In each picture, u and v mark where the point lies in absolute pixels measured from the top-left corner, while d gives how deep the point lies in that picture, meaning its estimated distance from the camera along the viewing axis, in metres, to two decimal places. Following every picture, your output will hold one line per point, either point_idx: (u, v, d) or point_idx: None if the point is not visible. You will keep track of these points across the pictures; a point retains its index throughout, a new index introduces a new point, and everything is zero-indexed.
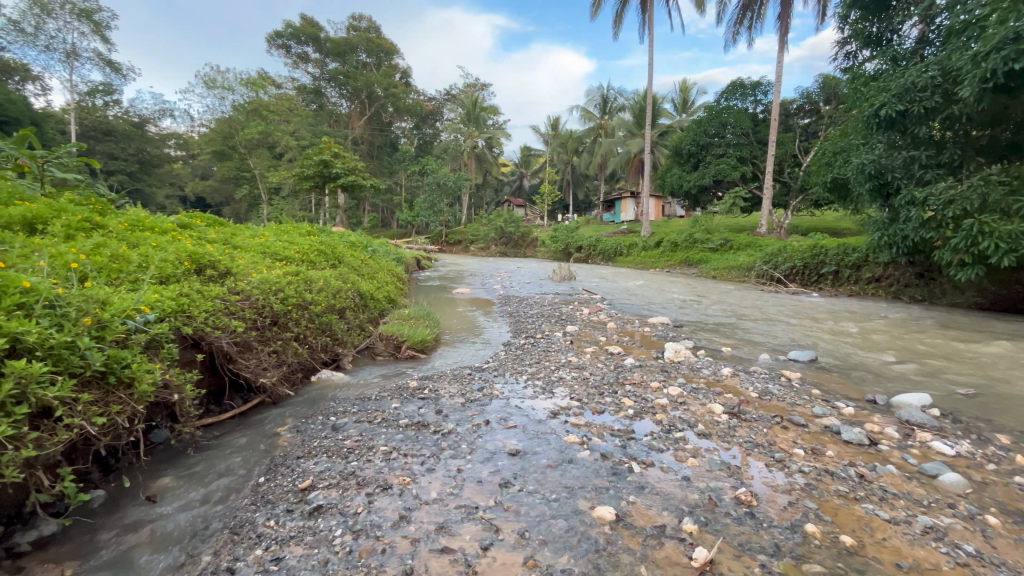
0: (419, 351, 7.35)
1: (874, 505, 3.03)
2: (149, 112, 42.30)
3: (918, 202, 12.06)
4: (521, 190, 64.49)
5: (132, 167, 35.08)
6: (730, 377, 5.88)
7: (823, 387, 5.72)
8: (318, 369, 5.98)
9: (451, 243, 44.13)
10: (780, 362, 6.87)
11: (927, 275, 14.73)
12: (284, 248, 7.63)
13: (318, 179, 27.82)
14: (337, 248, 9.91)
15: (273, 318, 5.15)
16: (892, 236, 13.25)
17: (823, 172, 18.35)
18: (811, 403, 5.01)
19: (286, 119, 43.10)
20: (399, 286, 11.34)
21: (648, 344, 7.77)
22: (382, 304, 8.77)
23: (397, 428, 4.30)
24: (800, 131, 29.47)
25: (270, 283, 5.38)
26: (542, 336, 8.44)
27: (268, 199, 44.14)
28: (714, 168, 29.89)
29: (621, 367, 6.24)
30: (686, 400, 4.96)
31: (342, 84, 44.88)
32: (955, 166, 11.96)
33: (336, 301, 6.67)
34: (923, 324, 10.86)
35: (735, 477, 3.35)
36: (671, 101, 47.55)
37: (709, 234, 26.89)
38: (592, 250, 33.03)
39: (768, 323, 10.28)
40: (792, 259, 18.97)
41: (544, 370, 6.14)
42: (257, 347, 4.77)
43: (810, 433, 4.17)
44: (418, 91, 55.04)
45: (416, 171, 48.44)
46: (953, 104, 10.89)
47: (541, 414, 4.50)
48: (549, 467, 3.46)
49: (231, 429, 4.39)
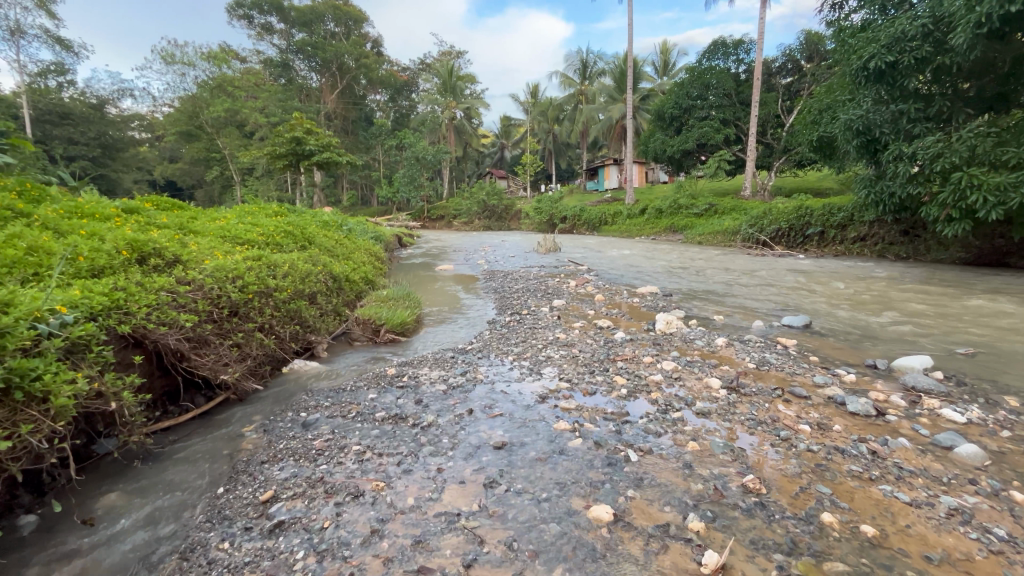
0: (399, 334, 6.96)
1: (891, 487, 2.78)
2: (107, 92, 39.96)
3: (907, 158, 11.81)
4: (502, 161, 63.20)
5: (95, 152, 33.30)
6: (725, 348, 5.62)
7: (821, 354, 5.49)
8: (289, 359, 5.58)
9: (433, 219, 43.27)
10: (773, 328, 6.66)
11: (912, 232, 14.64)
12: (246, 230, 7.09)
13: (291, 157, 26.68)
14: (308, 229, 9.36)
15: (231, 308, 4.71)
16: (879, 193, 13.06)
17: (808, 131, 17.99)
18: (811, 371, 4.79)
19: (253, 95, 41.18)
20: (378, 266, 10.87)
21: (639, 316, 7.49)
22: (358, 286, 8.32)
23: (372, 423, 3.95)
24: (783, 90, 28.90)
25: (226, 269, 4.91)
26: (528, 312, 8.09)
27: (241, 180, 42.55)
28: (697, 132, 29.39)
29: (612, 342, 5.93)
30: (681, 375, 4.70)
31: (310, 56, 42.78)
32: (943, 119, 11.69)
33: (305, 285, 6.22)
34: (911, 282, 10.77)
35: (742, 462, 3.08)
36: (652, 63, 46.38)
37: (694, 199, 26.59)
38: (577, 220, 32.57)
39: (758, 287, 10.07)
40: (778, 221, 18.82)
41: (531, 348, 5.82)
42: (214, 341, 4.35)
43: (814, 406, 3.93)
44: (391, 61, 52.87)
45: (393, 145, 47.39)
46: (944, 54, 10.53)
47: (528, 399, 4.19)
48: (537, 461, 3.16)
49: (190, 433, 4.01)
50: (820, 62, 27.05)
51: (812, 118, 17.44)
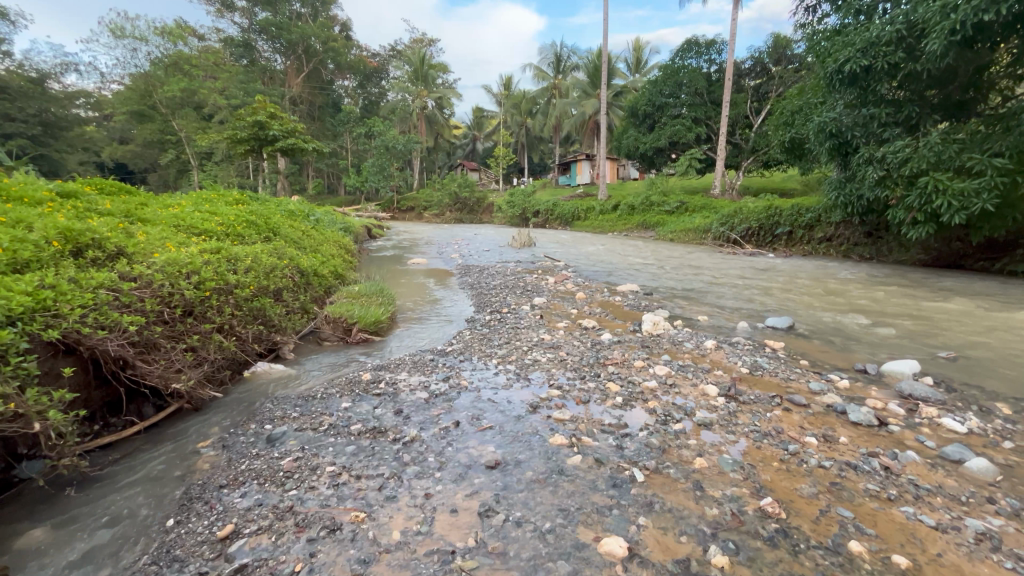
0: (372, 333, 6.54)
1: (913, 508, 2.63)
2: (48, 66, 36.92)
3: (876, 161, 12.07)
4: (474, 153, 62.40)
5: (36, 131, 30.70)
6: (715, 351, 5.48)
7: (810, 358, 5.40)
8: (251, 363, 5.11)
9: (403, 210, 42.31)
10: (758, 330, 6.58)
11: (875, 234, 15.09)
12: (203, 219, 6.47)
13: (253, 142, 25.30)
14: (272, 218, 8.73)
15: (185, 308, 4.20)
16: (848, 195, 13.36)
17: (779, 132, 18.27)
18: (805, 377, 4.67)
19: (212, 75, 38.94)
20: (348, 260, 10.30)
21: (623, 315, 7.29)
22: (328, 281, 7.79)
23: (347, 438, 3.56)
24: (752, 91, 29.36)
25: (179, 263, 4.38)
26: (509, 310, 7.77)
27: (199, 164, 40.33)
28: (670, 130, 29.61)
29: (599, 344, 5.69)
30: (675, 381, 4.50)
31: (273, 37, 40.65)
32: (911, 125, 11.98)
33: (270, 281, 5.69)
34: (877, 282, 11.09)
35: (755, 481, 2.87)
36: (624, 60, 46.45)
37: (666, 197, 26.84)
38: (550, 215, 32.38)
39: (735, 287, 10.09)
40: (749, 220, 19.12)
41: (515, 351, 5.51)
42: (165, 345, 3.84)
43: (814, 416, 3.79)
44: (361, 46, 51.10)
45: (361, 132, 45.97)
46: (915, 60, 10.75)
47: (518, 409, 3.89)
48: (536, 483, 2.86)
49: (137, 450, 3.54)
50: (787, 65, 27.59)
51: (783, 119, 17.67)
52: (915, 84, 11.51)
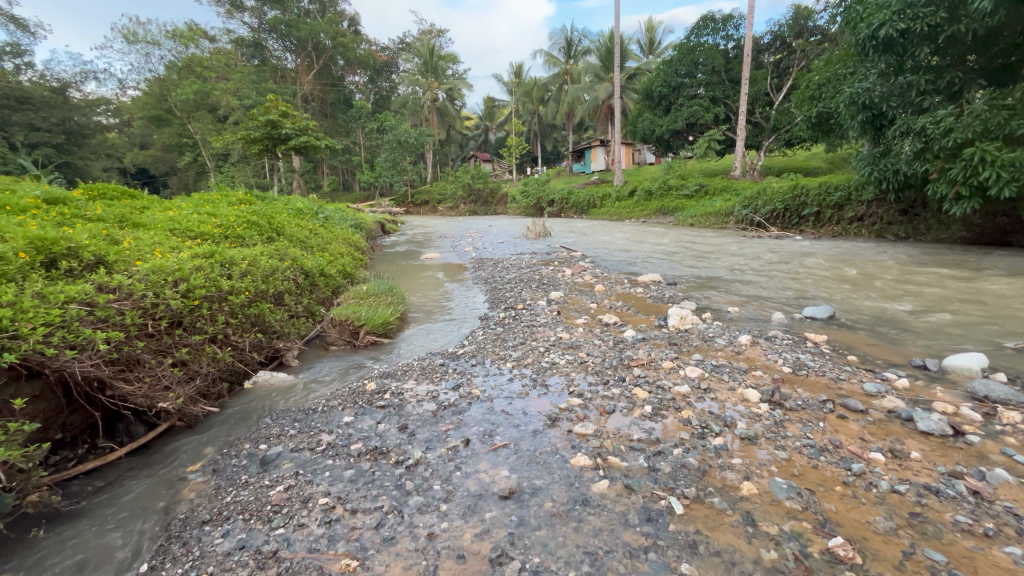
0: (380, 336, 6.22)
1: (1021, 549, 2.14)
2: (69, 75, 37.47)
3: (915, 133, 11.19)
4: (486, 143, 61.78)
5: (60, 139, 31.14)
6: (751, 348, 4.98)
7: (858, 352, 4.86)
8: (252, 372, 4.84)
9: (417, 205, 42.22)
10: (794, 321, 6.06)
11: (912, 211, 14.18)
12: (200, 221, 6.19)
13: (266, 142, 25.21)
14: (276, 217, 8.46)
15: (172, 319, 3.90)
16: (883, 171, 12.53)
17: (805, 109, 17.30)
18: (857, 376, 4.16)
19: (224, 76, 39.08)
20: (358, 258, 10.01)
21: (646, 309, 6.82)
22: (335, 282, 7.49)
23: (345, 461, 3.20)
24: (772, 67, 28.10)
25: (165, 271, 4.08)
26: (524, 307, 7.35)
27: (217, 166, 40.71)
28: (687, 111, 28.58)
29: (622, 343, 5.25)
30: (709, 385, 4.04)
31: (283, 35, 40.50)
32: (953, 93, 11.05)
33: (269, 285, 5.39)
34: (918, 263, 10.35)
35: (815, 511, 2.43)
36: (637, 42, 45.06)
37: (684, 180, 25.96)
38: (565, 203, 31.76)
39: (764, 273, 9.51)
40: (773, 201, 18.28)
41: (532, 352, 5.10)
42: (149, 361, 3.54)
43: (876, 425, 3.29)
44: (370, 40, 50.71)
45: (373, 127, 45.82)
46: (959, 21, 9.86)
47: (535, 423, 3.49)
48: (557, 518, 2.46)
49: (120, 478, 3.25)
50: (810, 38, 26.24)
51: (809, 93, 16.71)
52: (957, 47, 10.60)
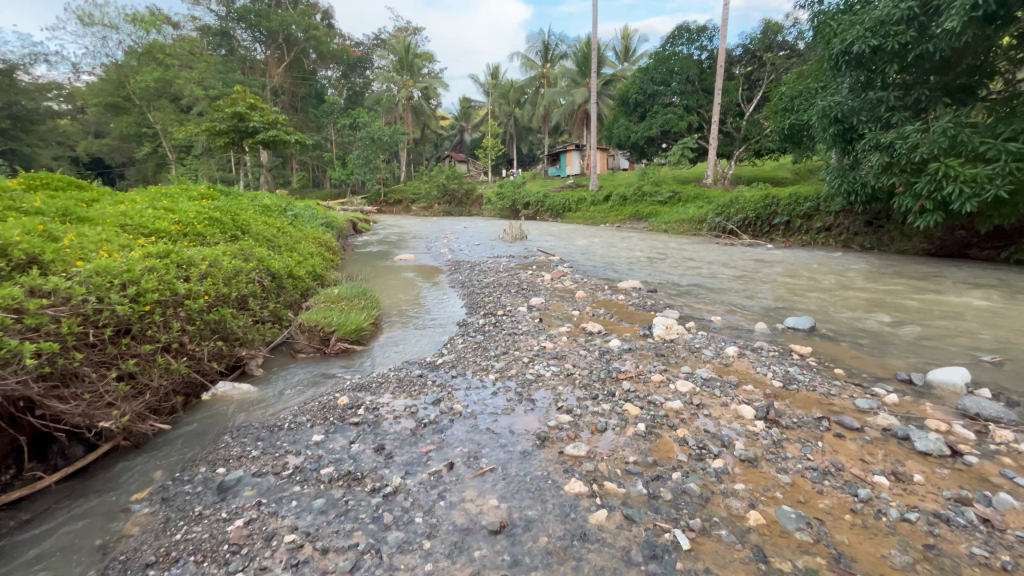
0: (353, 342, 5.87)
1: None
2: (16, 56, 35.13)
3: (884, 147, 11.51)
4: (462, 144, 61.27)
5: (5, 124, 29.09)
6: (739, 360, 4.88)
7: (844, 365, 4.83)
8: (211, 383, 4.44)
9: (391, 204, 41.54)
10: (777, 332, 6.03)
11: (876, 223, 14.67)
12: (156, 217, 5.70)
13: (233, 134, 24.13)
14: (242, 214, 7.97)
15: (119, 326, 3.48)
16: (851, 183, 12.88)
17: (777, 120, 17.68)
18: (848, 391, 4.10)
19: (188, 65, 37.45)
20: (328, 258, 9.55)
21: (629, 317, 6.68)
22: (304, 284, 7.07)
23: (315, 488, 2.89)
24: (743, 78, 28.78)
25: (111, 272, 3.65)
26: (504, 313, 7.11)
27: (179, 158, 38.92)
28: (661, 119, 28.96)
29: (608, 354, 5.08)
30: (701, 400, 3.89)
31: (253, 25, 39.08)
32: (919, 109, 11.43)
33: (231, 289, 4.97)
34: (885, 273, 10.67)
35: (828, 545, 2.27)
36: (613, 48, 45.51)
37: (658, 186, 26.26)
38: (540, 206, 31.69)
39: (740, 281, 9.58)
40: (745, 210, 18.64)
41: (515, 363, 4.86)
42: (90, 375, 3.14)
43: (875, 445, 3.19)
44: (344, 35, 49.57)
45: (346, 124, 44.75)
46: (928, 40, 10.18)
47: (523, 443, 3.25)
48: (554, 556, 2.23)
49: (50, 511, 2.84)
50: (779, 52, 26.99)
51: (781, 105, 17.09)
52: (924, 66, 10.98)
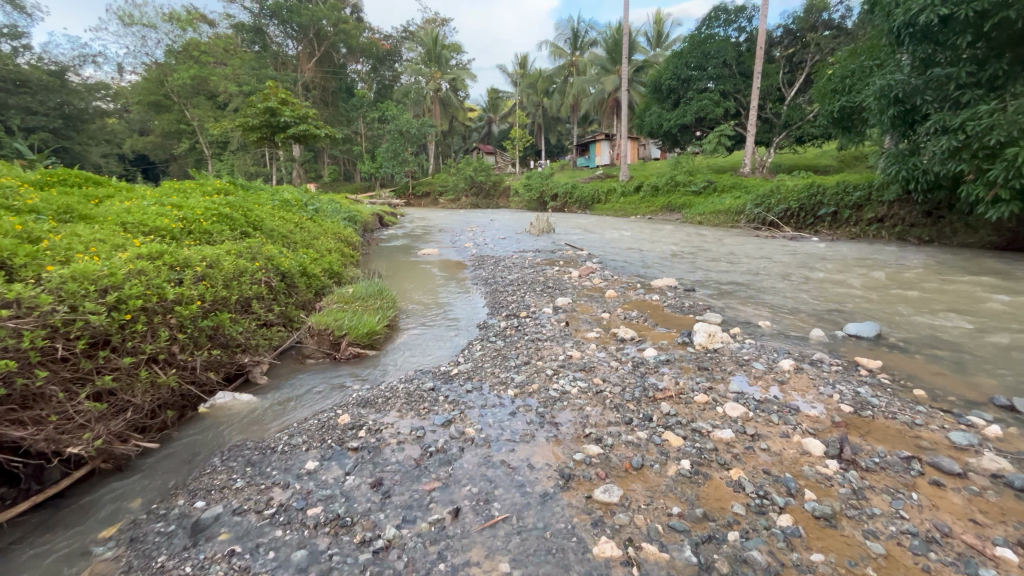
0: (365, 347, 5.47)
1: None
2: (66, 58, 36.52)
3: (952, 130, 10.31)
4: (490, 136, 60.69)
5: (57, 123, 30.14)
6: (796, 376, 4.21)
7: (924, 385, 4.10)
8: (210, 394, 4.12)
9: (419, 197, 41.67)
10: (836, 340, 5.30)
11: (936, 213, 13.39)
12: (159, 213, 5.43)
13: (265, 130, 24.26)
14: (255, 209, 7.70)
15: (94, 338, 3.14)
16: (912, 171, 11.69)
17: (825, 103, 16.37)
18: (938, 421, 3.40)
19: (223, 62, 38.19)
20: (348, 255, 9.21)
21: (665, 321, 6.05)
22: (317, 283, 6.72)
23: (298, 535, 2.46)
24: (784, 61, 27.00)
25: (90, 276, 3.33)
26: (528, 315, 6.58)
27: (216, 154, 39.75)
28: (696, 106, 27.57)
29: (643, 366, 4.50)
30: (756, 430, 3.27)
31: (284, 21, 39.38)
32: (995, 86, 10.15)
33: (232, 292, 4.64)
34: (950, 269, 9.62)
35: None
36: (644, 34, 43.82)
37: (692, 176, 25.08)
38: (569, 198, 30.90)
39: (786, 279, 8.78)
40: (787, 200, 17.44)
41: (537, 376, 4.33)
42: (56, 395, 2.81)
43: (986, 499, 2.54)
44: (372, 28, 49.54)
45: (375, 117, 44.81)
46: (1009, 6, 9.01)
47: (543, 483, 2.75)
48: None
49: (7, 549, 2.51)
50: (825, 31, 25.14)
51: (830, 87, 15.76)
52: (1002, 35, 9.73)
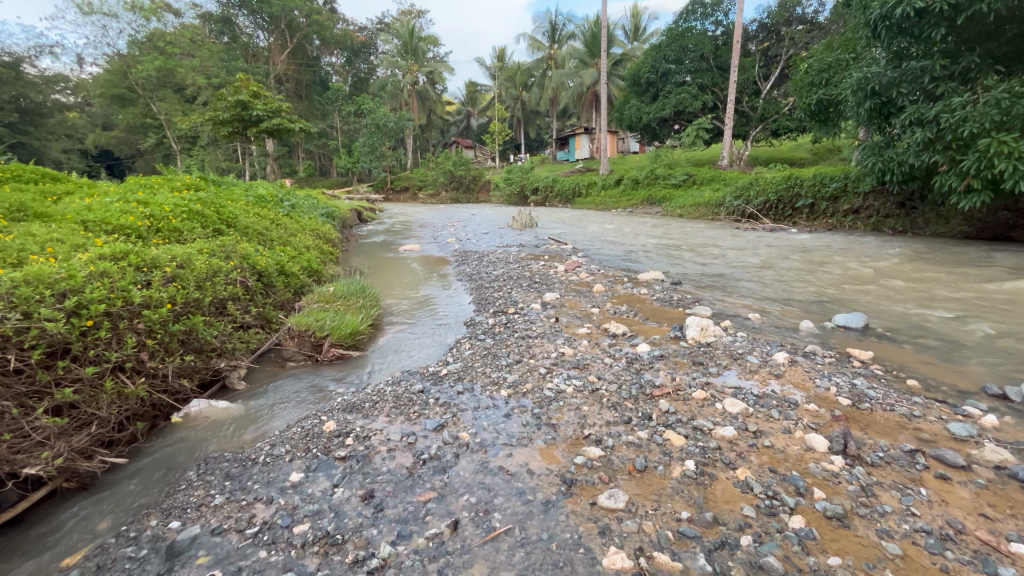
0: (349, 348, 5.26)
1: None
2: (22, 49, 34.74)
3: (926, 121, 10.52)
4: (468, 129, 60.16)
5: (13, 117, 28.64)
6: (791, 370, 4.16)
7: (916, 375, 4.12)
8: (183, 403, 3.87)
9: (398, 192, 41.08)
10: (825, 331, 5.31)
11: (909, 204, 13.72)
12: (124, 210, 5.10)
13: (236, 124, 23.45)
14: (228, 205, 7.35)
15: (51, 348, 2.87)
16: (887, 162, 11.91)
17: (802, 96, 16.56)
18: (935, 412, 3.39)
19: (190, 53, 36.77)
20: (327, 252, 8.90)
21: (655, 315, 5.99)
22: (296, 282, 6.44)
23: (285, 556, 2.28)
24: (759, 55, 27.28)
25: (45, 279, 3.05)
26: (516, 311, 6.43)
27: (186, 149, 38.44)
28: (675, 99, 27.71)
29: (638, 362, 4.41)
30: (758, 426, 3.20)
31: (255, 11, 38.12)
32: (967, 79, 10.38)
33: (205, 293, 4.36)
34: (925, 259, 9.84)
35: None
36: (622, 27, 43.84)
37: (671, 169, 25.24)
38: (549, 192, 30.83)
39: (769, 270, 8.85)
40: (766, 192, 17.65)
41: (530, 376, 4.19)
42: (8, 411, 2.55)
43: (993, 492, 2.50)
44: (347, 19, 48.40)
45: (351, 110, 43.90)
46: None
47: (545, 490, 2.61)
48: None
49: None
50: (799, 25, 25.50)
51: (807, 80, 15.95)
52: (975, 29, 9.95)
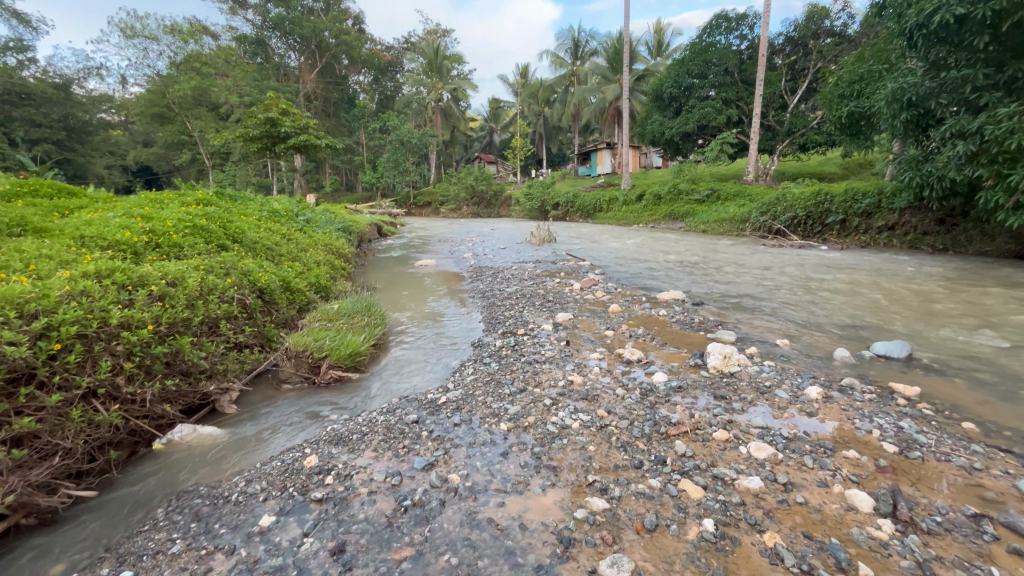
0: (348, 369, 5.01)
1: None
2: (71, 71, 36.62)
3: (969, 134, 9.88)
4: (491, 145, 60.61)
5: (60, 135, 29.98)
6: (826, 408, 3.71)
7: (971, 416, 3.63)
8: (167, 428, 3.67)
9: (420, 206, 41.46)
10: (863, 361, 4.84)
11: (950, 221, 12.93)
12: (123, 225, 5.04)
13: (265, 140, 23.97)
14: (237, 220, 7.29)
15: (12, 373, 2.72)
16: (926, 177, 11.25)
17: (832, 108, 15.93)
18: (999, 465, 2.91)
19: (225, 73, 38.13)
20: (338, 268, 8.76)
21: (673, 339, 5.59)
22: (301, 299, 6.27)
23: None
24: (786, 69, 26.66)
25: (16, 299, 2.94)
26: (525, 333, 6.10)
27: (218, 165, 39.59)
28: (698, 113, 27.26)
29: (653, 393, 4.03)
30: (789, 477, 2.79)
31: (287, 32, 39.39)
32: (1014, 89, 9.73)
33: (196, 312, 4.22)
34: (970, 280, 9.14)
35: None
36: (645, 43, 43.71)
37: (695, 184, 24.69)
38: (570, 207, 30.54)
39: (799, 291, 8.31)
40: (794, 208, 16.98)
41: (534, 408, 3.85)
42: None
43: None
44: (374, 39, 49.64)
45: (376, 127, 44.75)
46: None
47: (538, 552, 2.27)
48: None
49: None
50: (827, 38, 24.84)
51: (837, 92, 15.35)
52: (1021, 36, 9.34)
